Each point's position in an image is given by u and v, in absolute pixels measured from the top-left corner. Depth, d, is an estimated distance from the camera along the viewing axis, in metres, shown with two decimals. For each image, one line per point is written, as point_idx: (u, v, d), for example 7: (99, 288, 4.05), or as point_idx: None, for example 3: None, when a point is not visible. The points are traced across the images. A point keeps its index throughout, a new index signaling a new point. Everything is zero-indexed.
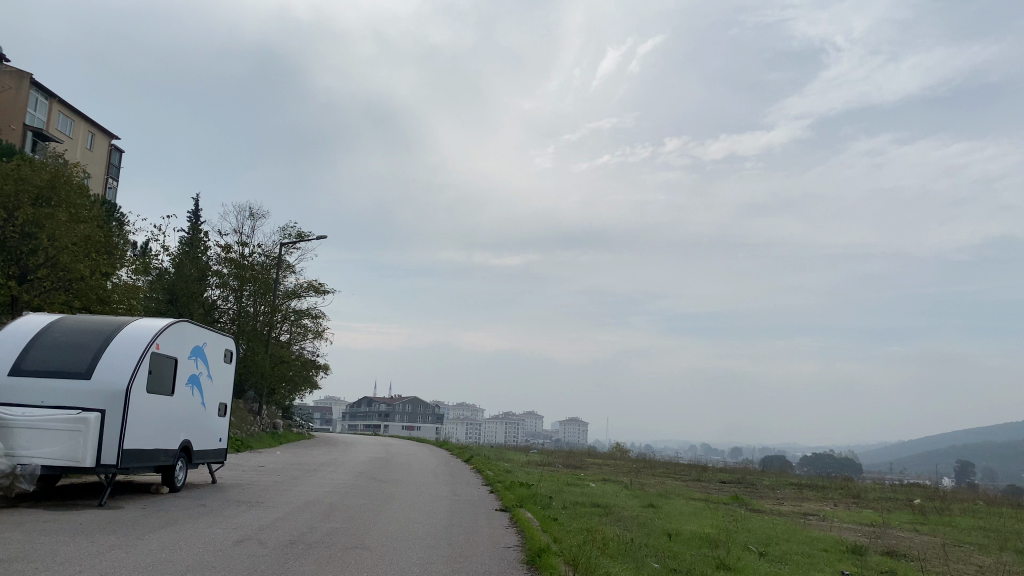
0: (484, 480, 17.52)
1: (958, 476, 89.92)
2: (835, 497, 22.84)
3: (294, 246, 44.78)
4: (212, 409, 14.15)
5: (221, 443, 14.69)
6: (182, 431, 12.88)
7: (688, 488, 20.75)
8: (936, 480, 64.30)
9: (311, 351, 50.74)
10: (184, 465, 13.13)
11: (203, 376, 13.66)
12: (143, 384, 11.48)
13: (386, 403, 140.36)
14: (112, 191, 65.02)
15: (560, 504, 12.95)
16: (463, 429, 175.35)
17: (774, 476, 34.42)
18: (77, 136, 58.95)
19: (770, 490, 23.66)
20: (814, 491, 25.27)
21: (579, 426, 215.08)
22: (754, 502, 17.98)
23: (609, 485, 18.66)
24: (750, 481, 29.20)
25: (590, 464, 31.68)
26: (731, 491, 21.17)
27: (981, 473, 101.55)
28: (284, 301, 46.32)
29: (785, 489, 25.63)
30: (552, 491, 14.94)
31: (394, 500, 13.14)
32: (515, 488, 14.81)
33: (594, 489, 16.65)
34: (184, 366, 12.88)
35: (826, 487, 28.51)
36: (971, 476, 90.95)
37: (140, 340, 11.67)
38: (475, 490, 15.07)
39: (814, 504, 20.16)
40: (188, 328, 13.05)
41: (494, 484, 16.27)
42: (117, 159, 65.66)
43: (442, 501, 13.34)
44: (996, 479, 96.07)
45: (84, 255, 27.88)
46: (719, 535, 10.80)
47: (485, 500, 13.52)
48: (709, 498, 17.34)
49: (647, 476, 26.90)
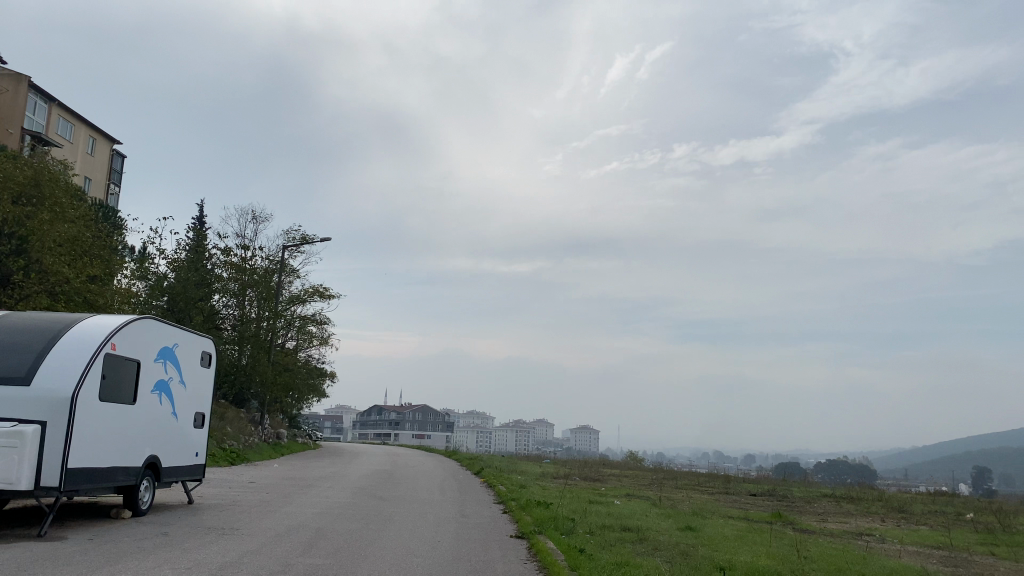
0: (498, 498, 15.73)
1: (976, 482, 87.72)
2: (880, 513, 20.96)
3: (298, 250, 43.15)
4: (186, 420, 12.45)
5: (199, 459, 12.98)
6: (147, 445, 11.15)
7: (720, 504, 18.93)
8: (956, 487, 62.51)
9: (318, 358, 49.10)
10: (152, 484, 11.42)
11: (174, 382, 11.96)
12: (94, 392, 9.77)
13: (396, 411, 138.92)
14: (115, 197, 63.72)
15: (585, 529, 11.19)
16: (474, 438, 172.88)
17: (803, 487, 32.49)
18: (78, 141, 57.72)
19: (808, 505, 21.77)
20: (854, 505, 23.38)
21: (591, 433, 213.04)
22: (799, 520, 16.13)
23: (637, 502, 16.84)
24: (779, 492, 27.37)
25: (610, 476, 29.89)
26: (768, 506, 19.34)
27: (1000, 480, 99.46)
28: (288, 307, 44.73)
29: (823, 502, 23.70)
30: (574, 512, 13.15)
31: (393, 525, 11.40)
32: (531, 508, 13.05)
33: (621, 508, 14.84)
34: (150, 371, 11.16)
35: (866, 500, 26.53)
36: (988, 481, 88.67)
37: (92, 339, 9.97)
38: (487, 510, 13.29)
39: (864, 520, 18.27)
40: (154, 327, 11.35)
41: (507, 502, 14.46)
42: (119, 164, 64.34)
43: (447, 526, 11.61)
44: (1015, 485, 93.91)
45: (71, 257, 26.26)
46: (780, 568, 8.97)
47: (498, 524, 11.77)
48: (748, 517, 15.48)
49: (671, 489, 25.09)
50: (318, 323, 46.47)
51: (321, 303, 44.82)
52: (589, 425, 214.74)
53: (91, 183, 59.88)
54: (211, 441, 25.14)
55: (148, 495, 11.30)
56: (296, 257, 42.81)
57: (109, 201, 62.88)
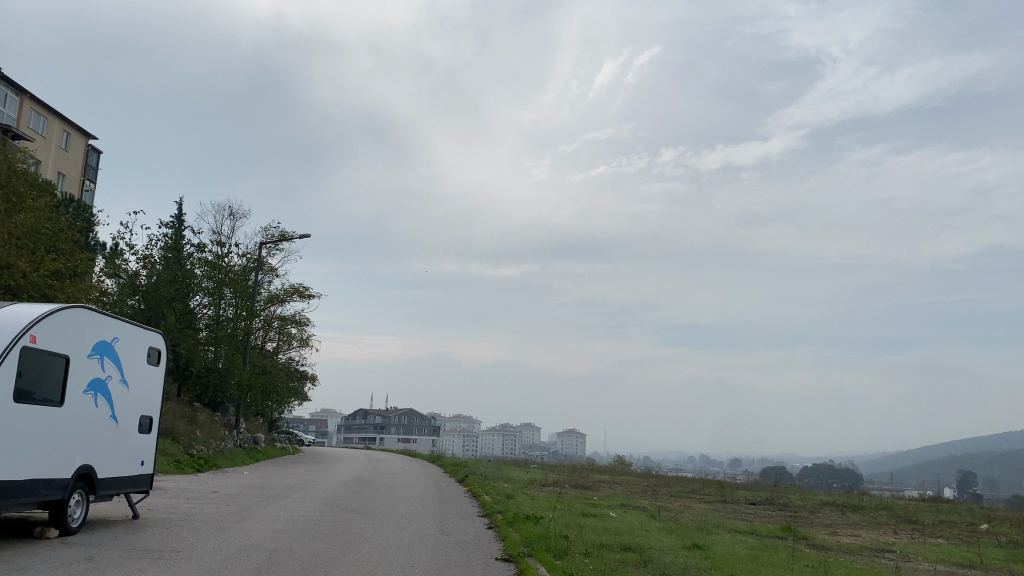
0: (482, 510, 14.35)
1: (962, 485, 87.08)
2: (889, 523, 19.71)
3: (275, 247, 41.64)
4: (129, 425, 11.01)
5: (145, 469, 11.52)
6: (78, 454, 9.72)
7: (722, 515, 17.66)
8: (946, 493, 61.66)
9: (298, 360, 47.62)
10: (86, 498, 9.97)
11: (114, 381, 10.52)
12: (7, 391, 8.32)
13: (382, 415, 137.32)
14: (90, 194, 61.94)
15: (581, 549, 9.84)
16: (460, 442, 171.29)
17: (800, 494, 31.28)
18: (51, 136, 55.93)
19: (813, 515, 20.53)
20: (860, 515, 22.15)
21: (578, 438, 211.90)
22: (810, 534, 14.84)
23: (634, 514, 15.49)
24: (778, 501, 26.13)
25: (600, 483, 28.62)
26: (773, 518, 18.05)
27: (985, 485, 99.00)
28: (265, 307, 43.25)
29: (827, 511, 22.49)
30: (567, 528, 11.78)
31: (362, 545, 9.98)
32: (520, 523, 11.70)
33: (617, 522, 13.46)
34: (82, 369, 9.72)
35: (867, 509, 25.33)
36: (974, 486, 87.97)
37: (7, 330, 8.51)
38: (469, 526, 11.93)
39: (876, 534, 17.01)
40: (87, 317, 9.92)
41: (493, 515, 13.13)
42: (95, 159, 62.58)
43: (423, 546, 10.20)
44: (1002, 489, 93.29)
45: (28, 250, 24.60)
46: None
47: (481, 543, 10.39)
48: (756, 531, 14.18)
49: (665, 497, 23.84)
50: (298, 324, 44.93)
51: (301, 302, 43.33)
52: (575, 429, 213.45)
53: (65, 179, 58.12)
54: (176, 446, 23.72)
55: (80, 511, 9.84)
56: (274, 254, 41.36)
57: (84, 198, 61.06)
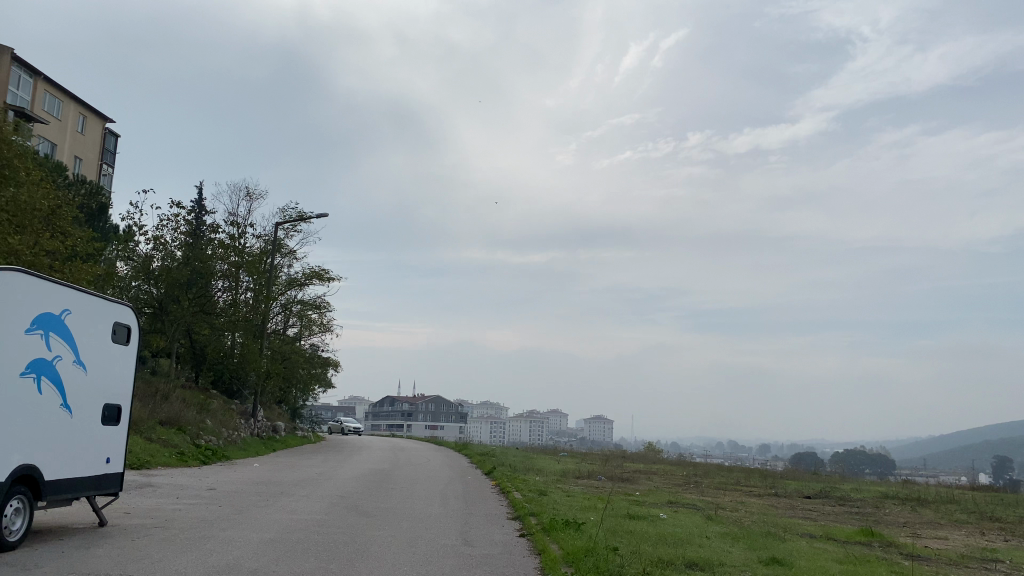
0: (511, 511, 12.43)
1: (1000, 471, 84.34)
2: (969, 522, 17.57)
3: (293, 228, 39.93)
4: (89, 416, 9.22)
5: (113, 467, 9.75)
6: (17, 451, 7.91)
7: (784, 514, 15.60)
8: (992, 481, 59.14)
9: (320, 345, 46.04)
10: (28, 502, 8.16)
11: (66, 362, 8.72)
12: None
13: (409, 402, 136.16)
14: (108, 179, 60.65)
15: (638, 570, 7.80)
16: (488, 429, 170.28)
17: (853, 485, 29.02)
18: (66, 119, 54.73)
19: (881, 512, 18.40)
20: (933, 510, 19.97)
21: (605, 424, 209.75)
22: (895, 539, 12.79)
23: (688, 515, 13.44)
24: (833, 494, 23.93)
25: (638, 475, 26.63)
26: (843, 517, 15.99)
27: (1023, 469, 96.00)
28: (284, 291, 41.62)
29: (895, 507, 20.31)
30: (616, 537, 9.79)
31: (369, 563, 8.02)
32: (559, 531, 9.73)
33: (673, 527, 11.44)
34: (17, 348, 7.90)
35: (934, 502, 23.09)
36: (1011, 471, 85.00)
37: None
38: (499, 534, 10.04)
39: (965, 536, 14.88)
40: (25, 282, 8.09)
41: (527, 519, 11.21)
42: (113, 144, 61.34)
43: (442, 562, 8.26)
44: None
45: (20, 225, 22.85)
46: None
47: (513, 559, 8.45)
48: (833, 536, 12.14)
49: (712, 490, 21.79)
50: (318, 309, 43.23)
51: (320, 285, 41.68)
52: (602, 416, 211.68)
53: (82, 163, 56.94)
54: (181, 437, 21.99)
55: (21, 521, 8.04)
56: (291, 235, 39.66)
57: (102, 182, 59.84)
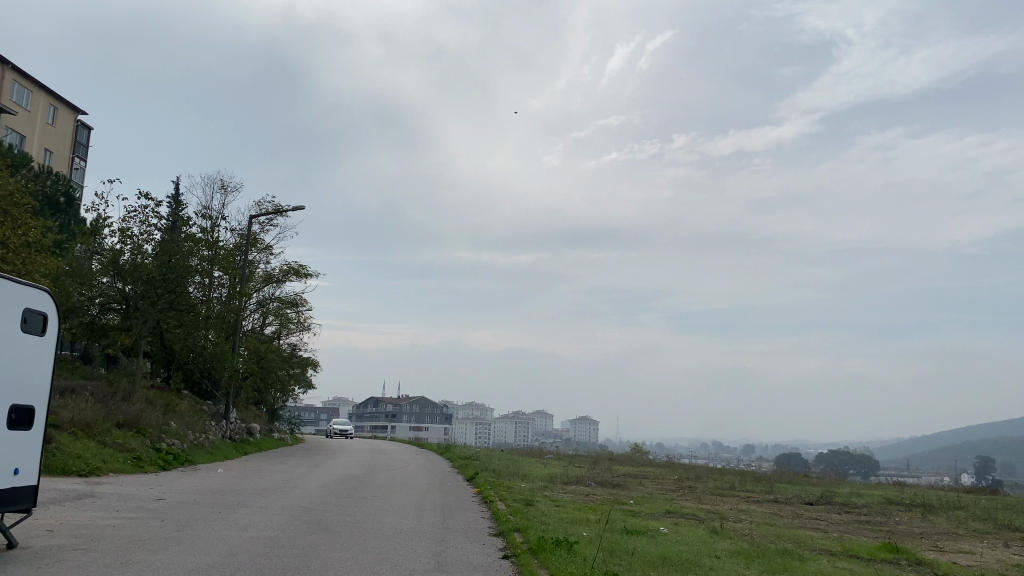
0: (493, 525, 11.04)
1: (982, 470, 84.29)
2: (989, 531, 16.31)
3: (269, 221, 38.36)
4: None
5: (24, 480, 8.30)
6: None
7: (792, 525, 14.32)
8: (976, 483, 58.56)
9: (298, 344, 44.56)
10: None
11: None
12: None
13: (393, 403, 134.34)
14: (80, 173, 58.74)
15: None
16: (473, 430, 169.11)
17: (852, 490, 27.87)
18: (36, 110, 52.87)
19: (892, 520, 17.15)
20: (945, 518, 18.73)
21: (591, 425, 208.73)
22: (920, 554, 11.50)
23: (690, 527, 12.12)
24: (836, 500, 22.69)
25: (628, 480, 25.18)
26: (855, 529, 14.71)
27: (1005, 469, 95.80)
28: (260, 288, 40.06)
29: (906, 515, 19.05)
30: (616, 560, 8.45)
31: None
32: (549, 553, 8.36)
33: (678, 545, 10.07)
34: None
35: (941, 509, 21.89)
36: (993, 471, 84.66)
37: None
38: (479, 556, 8.65)
39: (989, 549, 13.62)
40: None
41: (511, 537, 9.84)
42: (86, 137, 59.45)
43: None
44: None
45: None
46: None
47: None
48: (853, 553, 10.84)
49: (708, 497, 20.49)
50: (296, 306, 41.63)
51: (298, 281, 40.15)
52: (588, 417, 210.35)
53: (53, 156, 55.01)
54: (141, 441, 20.43)
55: None
56: (266, 229, 38.11)
57: (74, 176, 57.89)
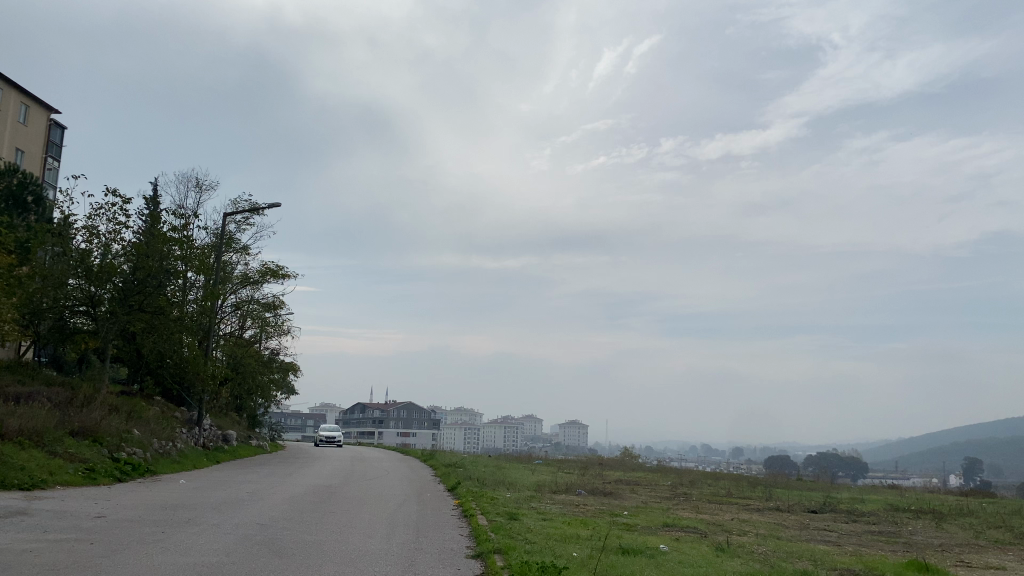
0: (472, 546, 9.72)
1: (970, 470, 83.75)
2: (1010, 542, 15.11)
3: (245, 220, 36.89)
4: None
5: None
6: None
7: (800, 538, 13.05)
8: (968, 482, 57.64)
9: (277, 349, 43.02)
10: None
11: None
12: None
13: (380, 408, 132.61)
14: (54, 174, 57.03)
15: None
16: (461, 435, 167.64)
17: (851, 495, 26.66)
18: (6, 108, 51.19)
19: (905, 530, 15.95)
20: (959, 527, 17.54)
21: (579, 429, 207.26)
22: (952, 573, 10.25)
23: (692, 544, 10.83)
24: (839, 507, 21.48)
25: (620, 487, 23.83)
26: (867, 541, 13.46)
27: (992, 469, 95.44)
28: (237, 290, 38.58)
29: (915, 523, 17.85)
30: None
31: None
32: None
33: (684, 569, 8.77)
34: None
35: (949, 515, 20.74)
36: (979, 470, 84.07)
37: None
38: None
39: (1015, 562, 12.41)
40: None
41: (491, 561, 8.51)
42: (60, 137, 57.75)
43: None
44: (1009, 475, 89.50)
45: None
46: None
47: None
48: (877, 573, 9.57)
49: (704, 505, 19.21)
50: (275, 309, 40.16)
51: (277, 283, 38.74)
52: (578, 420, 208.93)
53: (25, 156, 53.32)
54: (96, 451, 18.96)
55: None
56: (242, 228, 36.70)
57: (47, 178, 56.20)
